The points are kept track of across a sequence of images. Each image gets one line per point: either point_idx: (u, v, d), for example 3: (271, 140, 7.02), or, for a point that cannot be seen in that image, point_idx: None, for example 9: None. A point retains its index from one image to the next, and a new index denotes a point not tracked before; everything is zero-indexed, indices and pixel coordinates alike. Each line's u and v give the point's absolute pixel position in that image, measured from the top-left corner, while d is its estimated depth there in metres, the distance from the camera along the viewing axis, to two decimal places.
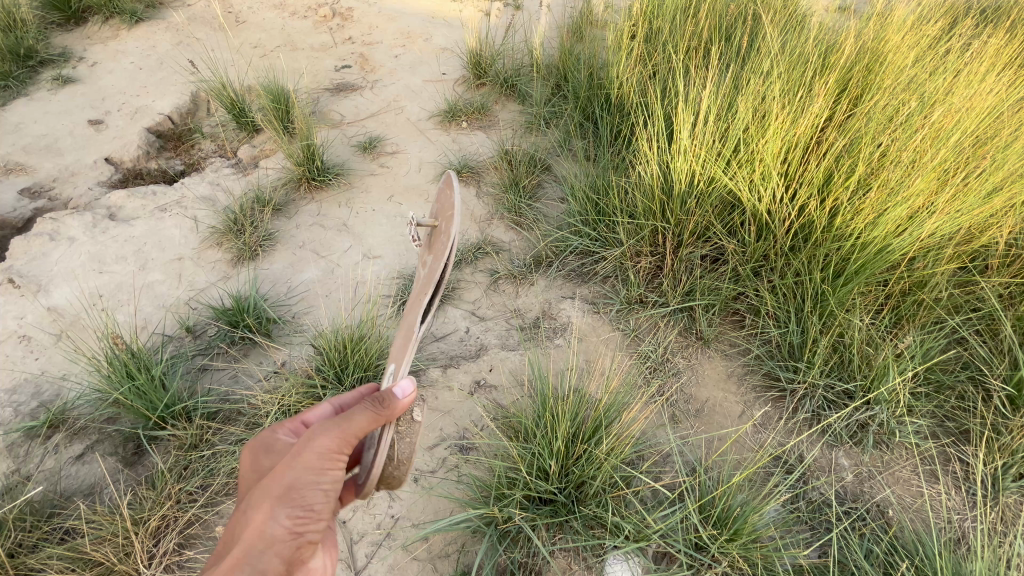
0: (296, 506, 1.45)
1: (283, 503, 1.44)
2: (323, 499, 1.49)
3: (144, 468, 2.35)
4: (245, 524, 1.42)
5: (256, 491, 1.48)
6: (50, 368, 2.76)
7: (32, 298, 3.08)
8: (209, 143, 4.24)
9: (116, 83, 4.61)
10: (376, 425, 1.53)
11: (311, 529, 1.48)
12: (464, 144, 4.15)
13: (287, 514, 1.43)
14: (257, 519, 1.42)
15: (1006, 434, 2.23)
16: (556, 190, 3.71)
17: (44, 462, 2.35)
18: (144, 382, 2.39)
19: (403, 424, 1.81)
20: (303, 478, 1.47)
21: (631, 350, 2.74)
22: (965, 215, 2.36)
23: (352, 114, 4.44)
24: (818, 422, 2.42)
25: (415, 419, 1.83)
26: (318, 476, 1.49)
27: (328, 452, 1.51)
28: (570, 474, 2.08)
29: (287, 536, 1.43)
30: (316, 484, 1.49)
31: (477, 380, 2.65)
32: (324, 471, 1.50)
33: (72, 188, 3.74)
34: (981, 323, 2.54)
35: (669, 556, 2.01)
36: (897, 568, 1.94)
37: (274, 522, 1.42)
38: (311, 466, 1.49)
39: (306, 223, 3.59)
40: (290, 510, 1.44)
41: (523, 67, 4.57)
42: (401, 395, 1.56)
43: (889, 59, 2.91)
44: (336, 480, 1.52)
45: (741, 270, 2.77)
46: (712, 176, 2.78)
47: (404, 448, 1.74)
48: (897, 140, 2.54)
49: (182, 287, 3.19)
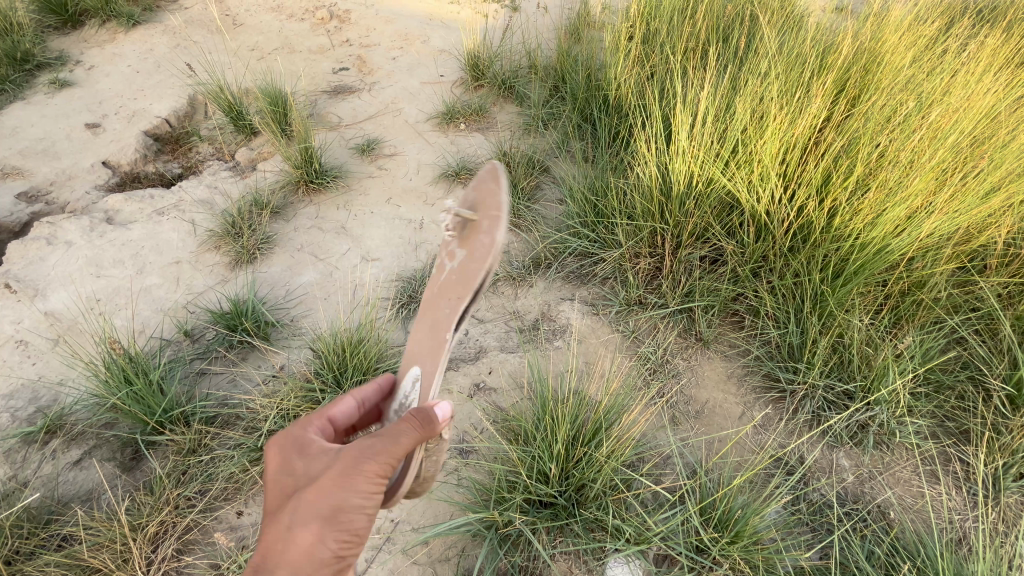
0: (342, 529, 1.45)
1: (332, 527, 1.44)
2: (367, 523, 1.50)
3: (142, 474, 2.34)
4: (292, 543, 1.41)
5: (300, 508, 1.44)
6: (48, 374, 2.75)
7: (30, 303, 3.07)
8: (207, 146, 4.23)
9: (113, 87, 4.60)
10: (417, 444, 1.54)
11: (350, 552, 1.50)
12: (462, 146, 4.15)
13: (335, 538, 1.44)
14: (307, 542, 1.42)
15: (1006, 434, 2.22)
16: (555, 191, 3.70)
17: (42, 467, 2.34)
18: (142, 387, 2.38)
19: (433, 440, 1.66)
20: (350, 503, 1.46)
21: (631, 352, 2.74)
22: (964, 214, 2.36)
23: (349, 116, 4.44)
24: (818, 423, 2.41)
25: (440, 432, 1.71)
26: (365, 501, 1.48)
27: (374, 476, 1.49)
28: (570, 477, 2.07)
29: (332, 561, 1.44)
30: (362, 509, 1.48)
31: (477, 383, 2.65)
32: (370, 496, 1.49)
33: (70, 191, 3.73)
34: (981, 323, 2.54)
35: (669, 559, 2.01)
36: (898, 569, 1.93)
37: (323, 545, 1.43)
38: (359, 491, 1.47)
39: (304, 225, 3.59)
40: (338, 534, 1.45)
41: (521, 69, 4.56)
42: (441, 416, 1.59)
43: (887, 59, 2.92)
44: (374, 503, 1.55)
45: (741, 270, 2.76)
46: (711, 177, 2.78)
47: (430, 464, 1.68)
48: (895, 140, 2.54)
49: (180, 290, 3.18)
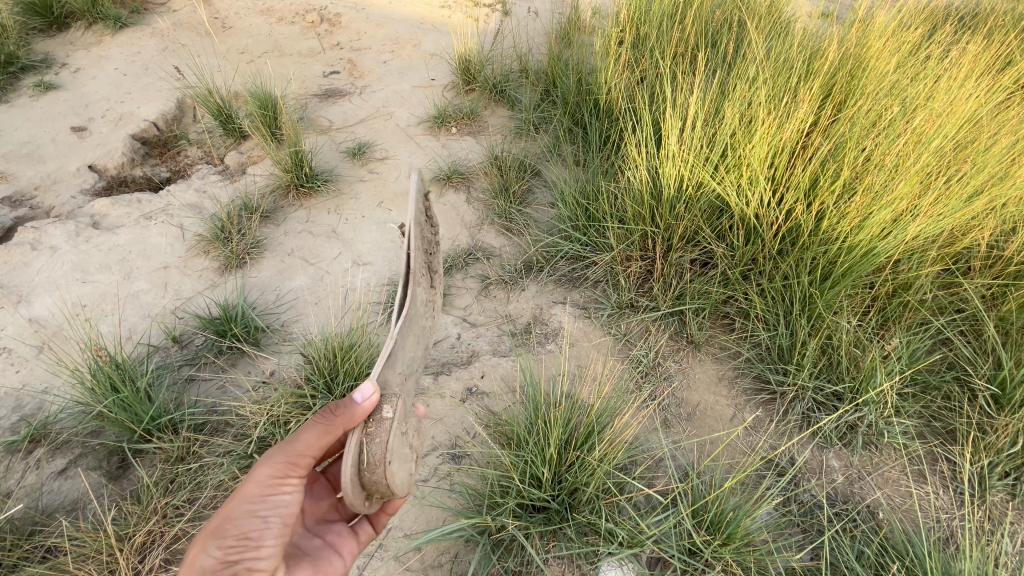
0: (227, 535, 1.49)
1: (215, 533, 1.48)
2: (259, 525, 1.55)
3: (129, 483, 2.30)
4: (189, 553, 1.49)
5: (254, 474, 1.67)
6: (31, 381, 2.70)
7: (14, 309, 3.01)
8: (196, 150, 4.19)
9: (100, 90, 4.54)
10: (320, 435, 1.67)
11: (246, 557, 1.48)
12: (453, 149, 4.15)
13: (218, 545, 1.46)
14: (193, 553, 1.46)
15: (991, 433, 2.26)
16: (546, 195, 3.72)
17: (25, 477, 2.29)
18: (128, 394, 2.35)
19: (371, 425, 1.68)
20: (240, 508, 1.55)
21: (623, 355, 2.75)
22: (948, 218, 2.40)
23: (340, 120, 4.42)
24: (808, 424, 2.44)
25: (385, 417, 1.70)
26: (260, 502, 1.59)
27: (270, 477, 1.63)
28: (563, 481, 2.07)
29: (218, 566, 1.43)
30: (252, 512, 1.56)
31: (469, 387, 2.64)
32: (267, 496, 1.61)
33: (55, 196, 3.68)
34: (966, 324, 2.59)
35: (663, 561, 2.02)
36: (888, 569, 1.94)
37: (205, 554, 1.45)
38: (252, 492, 1.58)
39: (294, 230, 3.56)
40: (221, 540, 1.47)
41: (512, 73, 4.59)
42: (360, 399, 1.64)
43: (872, 64, 2.96)
44: (276, 506, 1.61)
45: (731, 274, 2.78)
46: (701, 181, 2.80)
47: (375, 450, 1.65)
48: (881, 145, 2.58)
49: (168, 296, 3.14)
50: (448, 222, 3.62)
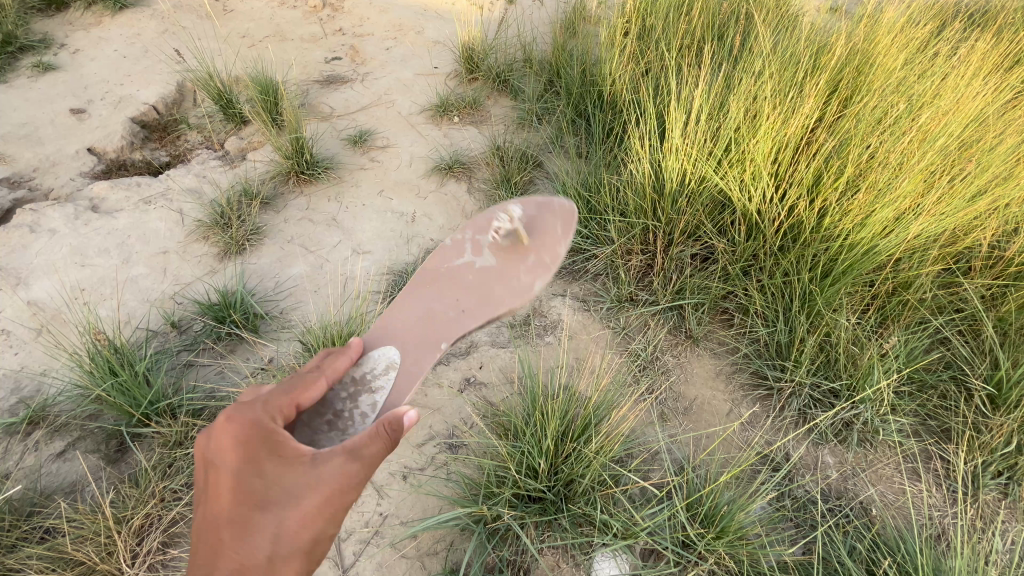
0: (314, 556, 1.61)
1: (308, 556, 1.59)
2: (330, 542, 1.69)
3: (128, 466, 2.31)
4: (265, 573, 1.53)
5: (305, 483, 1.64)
6: (30, 363, 2.70)
7: (13, 292, 3.01)
8: (195, 135, 4.15)
9: (99, 71, 4.50)
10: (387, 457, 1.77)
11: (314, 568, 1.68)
12: (455, 139, 4.13)
13: (309, 566, 1.60)
14: (285, 571, 1.55)
15: (985, 432, 2.28)
16: (548, 186, 3.71)
17: (24, 459, 2.31)
18: (127, 378, 2.35)
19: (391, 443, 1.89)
20: (326, 530, 1.63)
21: (621, 348, 2.75)
22: (951, 217, 2.39)
23: (342, 106, 4.39)
24: (804, 420, 2.46)
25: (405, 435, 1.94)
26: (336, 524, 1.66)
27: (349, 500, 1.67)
28: (559, 472, 2.08)
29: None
30: (331, 533, 1.65)
31: (467, 377, 2.65)
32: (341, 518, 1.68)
33: (54, 178, 3.66)
34: (964, 324, 2.59)
35: (656, 553, 2.04)
36: (880, 565, 1.95)
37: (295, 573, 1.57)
38: (335, 517, 1.64)
39: (294, 217, 3.55)
40: (310, 561, 1.60)
41: (516, 62, 4.54)
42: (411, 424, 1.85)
43: (879, 61, 2.94)
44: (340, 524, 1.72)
45: (731, 269, 2.77)
46: (704, 175, 2.78)
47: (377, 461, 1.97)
48: (885, 142, 2.56)
49: (167, 281, 3.14)
50: (448, 212, 3.61)
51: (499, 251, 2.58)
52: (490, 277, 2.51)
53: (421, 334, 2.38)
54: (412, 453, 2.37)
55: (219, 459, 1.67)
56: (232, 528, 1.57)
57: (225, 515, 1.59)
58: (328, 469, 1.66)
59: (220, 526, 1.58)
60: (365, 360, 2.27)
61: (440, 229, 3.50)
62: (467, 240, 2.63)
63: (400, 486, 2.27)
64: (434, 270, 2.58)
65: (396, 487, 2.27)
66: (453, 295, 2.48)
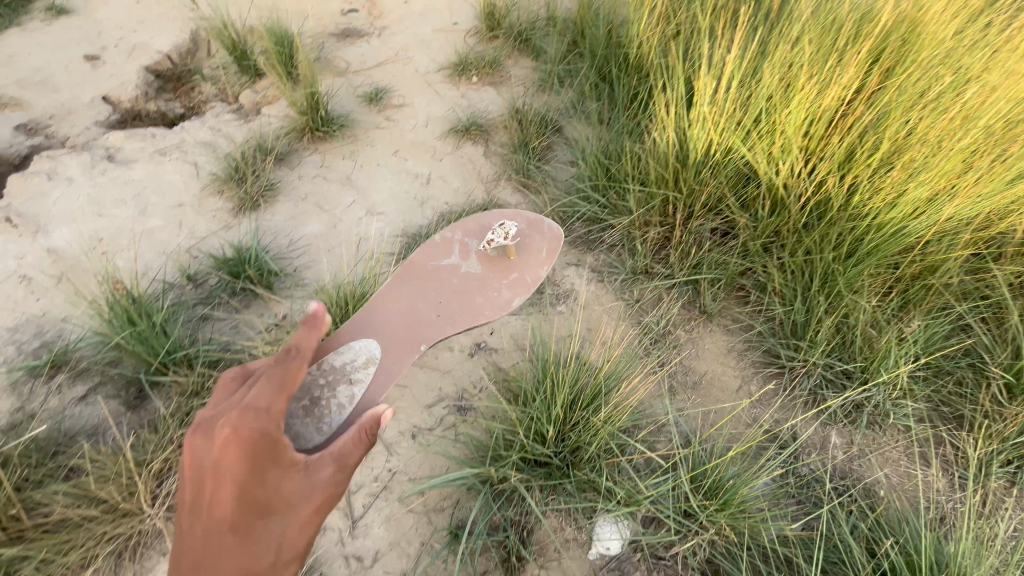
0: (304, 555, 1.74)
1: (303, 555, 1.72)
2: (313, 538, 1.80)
3: (147, 412, 2.38)
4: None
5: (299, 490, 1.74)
6: (51, 309, 2.75)
7: (32, 239, 3.04)
8: (209, 86, 4.07)
9: (113, 17, 4.40)
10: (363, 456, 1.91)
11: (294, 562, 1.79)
12: (473, 100, 4.01)
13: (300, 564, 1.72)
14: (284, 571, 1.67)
15: (999, 421, 2.25)
16: (567, 153, 3.61)
17: (48, 401, 2.39)
18: (145, 328, 2.39)
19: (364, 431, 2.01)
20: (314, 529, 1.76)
21: (634, 321, 2.73)
22: (987, 201, 2.31)
23: (358, 62, 4.26)
24: (814, 400, 2.44)
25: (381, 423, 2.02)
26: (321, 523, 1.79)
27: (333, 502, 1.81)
28: (566, 439, 2.11)
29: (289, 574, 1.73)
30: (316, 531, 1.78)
31: (478, 342, 2.66)
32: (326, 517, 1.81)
33: (69, 126, 3.63)
34: (989, 311, 2.51)
35: (657, 521, 2.07)
36: (880, 544, 1.94)
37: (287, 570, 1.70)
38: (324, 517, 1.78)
39: (309, 175, 3.51)
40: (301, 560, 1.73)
41: (539, 20, 4.34)
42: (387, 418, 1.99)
43: (932, 25, 2.70)
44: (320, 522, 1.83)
45: (751, 245, 2.70)
46: (730, 146, 2.68)
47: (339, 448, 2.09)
48: (926, 117, 2.43)
49: (182, 234, 3.15)
50: (464, 175, 3.55)
51: (486, 261, 2.63)
52: (474, 282, 2.56)
53: (400, 331, 2.37)
54: (422, 414, 2.41)
55: (217, 472, 1.64)
56: (234, 536, 1.61)
57: (225, 522, 1.61)
58: (320, 476, 1.78)
59: (219, 533, 1.61)
60: (346, 350, 2.28)
61: (454, 193, 3.45)
62: (455, 242, 2.68)
63: (409, 444, 2.32)
64: (422, 267, 2.60)
65: (406, 445, 2.32)
66: (435, 299, 2.49)
